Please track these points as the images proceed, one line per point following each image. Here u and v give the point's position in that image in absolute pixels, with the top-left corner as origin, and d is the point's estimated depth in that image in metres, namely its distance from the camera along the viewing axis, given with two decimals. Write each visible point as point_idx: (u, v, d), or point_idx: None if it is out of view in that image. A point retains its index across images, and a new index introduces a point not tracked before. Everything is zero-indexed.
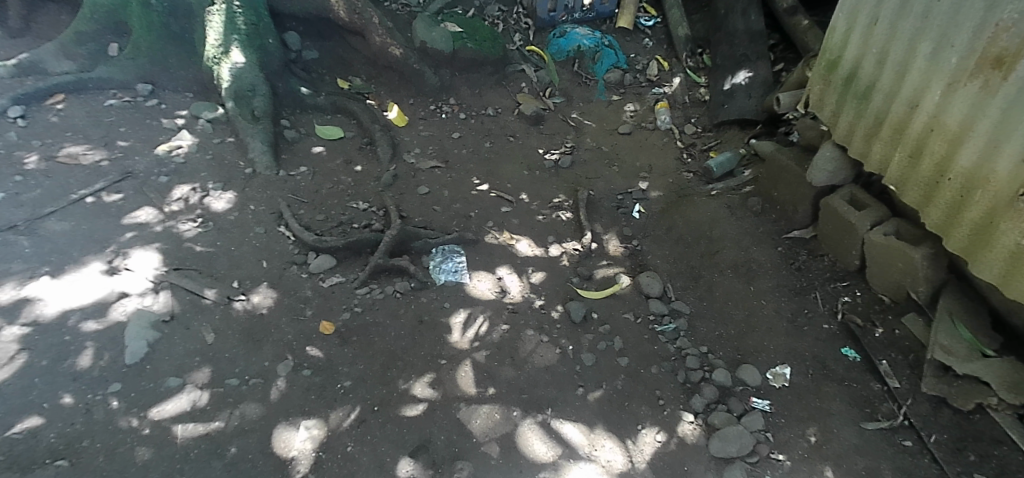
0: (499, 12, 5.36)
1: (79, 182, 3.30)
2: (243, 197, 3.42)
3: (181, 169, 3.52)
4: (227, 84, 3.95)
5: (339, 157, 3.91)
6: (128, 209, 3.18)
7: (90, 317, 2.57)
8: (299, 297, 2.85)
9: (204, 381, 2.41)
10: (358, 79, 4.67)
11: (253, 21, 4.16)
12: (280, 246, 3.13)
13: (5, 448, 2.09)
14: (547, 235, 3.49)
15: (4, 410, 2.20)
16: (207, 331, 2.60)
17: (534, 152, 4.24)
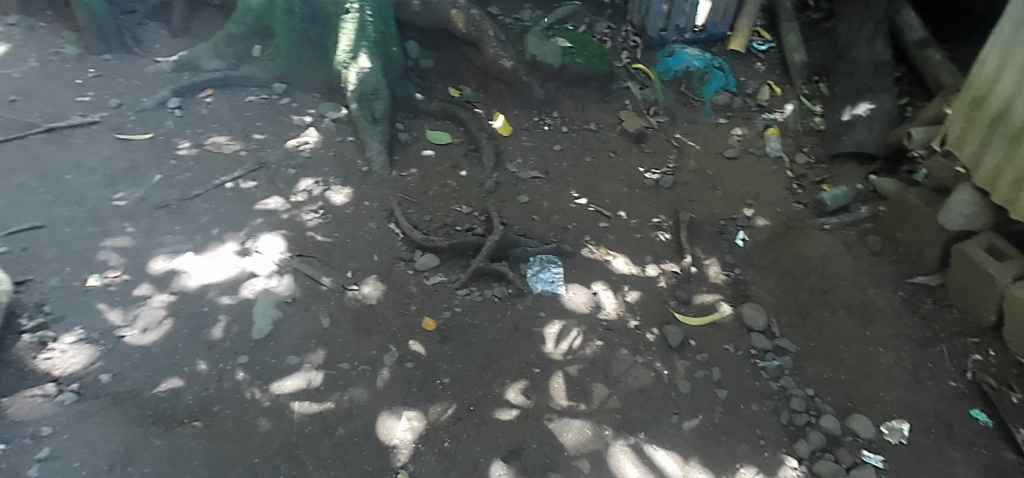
0: (608, 30, 5.39)
1: (221, 169, 3.63)
2: (359, 193, 3.62)
3: (307, 163, 3.79)
4: (352, 87, 4.21)
5: (446, 162, 4.05)
6: (260, 197, 3.46)
7: (226, 292, 2.82)
8: (404, 292, 2.98)
9: (319, 362, 2.58)
10: (468, 88, 4.80)
11: (381, 29, 4.40)
12: (389, 242, 3.28)
13: (152, 403, 2.32)
14: (645, 255, 3.44)
15: (151, 369, 2.44)
16: (323, 315, 2.79)
17: (635, 170, 4.20)
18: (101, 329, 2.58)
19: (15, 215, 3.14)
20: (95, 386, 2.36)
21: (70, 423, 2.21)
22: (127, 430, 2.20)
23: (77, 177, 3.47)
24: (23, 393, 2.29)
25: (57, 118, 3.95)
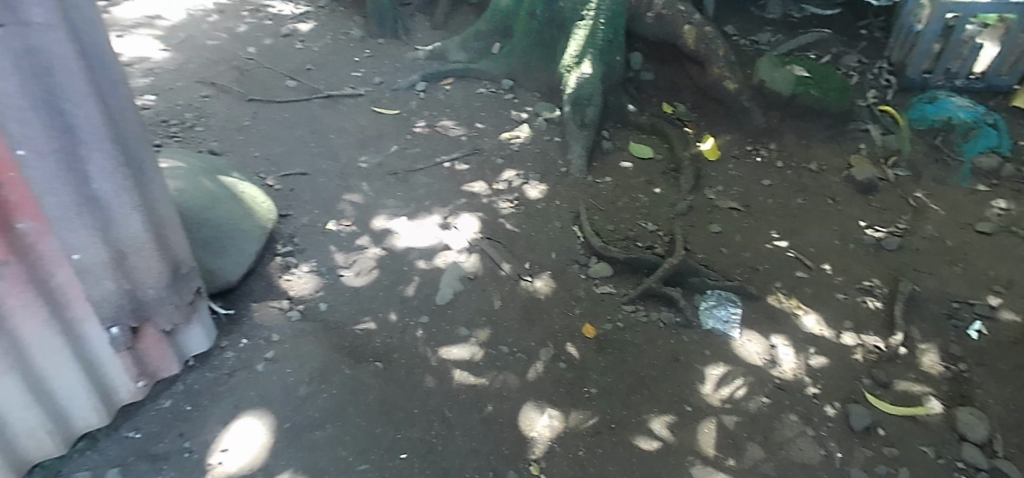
0: (857, 64, 4.84)
1: (444, 150, 4.09)
2: (553, 191, 3.76)
3: (514, 155, 4.05)
4: (570, 91, 4.36)
5: (642, 176, 4.01)
6: (469, 180, 3.81)
7: (424, 257, 3.15)
8: (573, 295, 3.03)
9: (483, 339, 2.74)
10: (682, 105, 4.69)
11: (609, 37, 4.47)
12: (569, 243, 3.36)
13: (352, 336, 2.61)
14: (844, 319, 3.06)
15: (355, 308, 2.79)
16: (496, 297, 2.96)
17: (853, 222, 3.75)
18: (328, 266, 3.03)
19: (292, 160, 3.91)
20: (315, 311, 2.72)
21: (292, 336, 2.51)
22: (331, 353, 2.46)
23: (339, 137, 4.20)
24: (266, 303, 2.68)
25: (335, 87, 4.80)
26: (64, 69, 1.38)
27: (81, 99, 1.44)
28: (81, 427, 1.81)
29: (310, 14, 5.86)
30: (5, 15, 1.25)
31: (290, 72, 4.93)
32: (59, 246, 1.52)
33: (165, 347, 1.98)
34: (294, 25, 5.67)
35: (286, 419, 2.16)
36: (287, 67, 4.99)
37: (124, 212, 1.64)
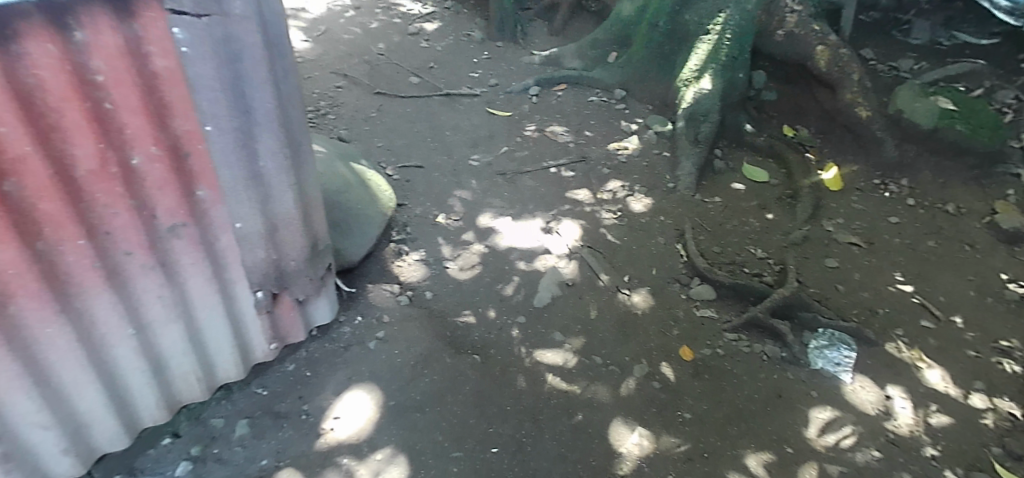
0: (1015, 100, 4.29)
1: (552, 155, 4.14)
2: (659, 207, 3.69)
3: (622, 166, 4.03)
4: (686, 105, 4.27)
5: (754, 200, 3.85)
6: (573, 187, 3.83)
7: (524, 258, 3.21)
8: (671, 314, 2.96)
9: (576, 347, 2.72)
10: (805, 130, 4.45)
11: (734, 54, 4.34)
12: (671, 261, 3.28)
13: (453, 327, 2.70)
14: (974, 379, 2.78)
15: (458, 300, 2.89)
16: (592, 307, 2.95)
17: (994, 274, 3.40)
18: (435, 257, 3.16)
19: (409, 152, 4.11)
20: (422, 298, 2.85)
21: (400, 319, 2.65)
22: (435, 342, 2.56)
23: (454, 134, 4.36)
24: (380, 285, 2.84)
25: (454, 85, 4.98)
26: (251, 57, 1.58)
27: (261, 84, 1.63)
28: (222, 378, 2.00)
29: (437, 14, 6.12)
30: (215, 7, 1.46)
31: (414, 69, 5.18)
32: (228, 214, 1.71)
33: (296, 315, 2.18)
34: (421, 24, 5.94)
35: (391, 398, 2.28)
36: (412, 64, 5.25)
37: (280, 188, 1.84)
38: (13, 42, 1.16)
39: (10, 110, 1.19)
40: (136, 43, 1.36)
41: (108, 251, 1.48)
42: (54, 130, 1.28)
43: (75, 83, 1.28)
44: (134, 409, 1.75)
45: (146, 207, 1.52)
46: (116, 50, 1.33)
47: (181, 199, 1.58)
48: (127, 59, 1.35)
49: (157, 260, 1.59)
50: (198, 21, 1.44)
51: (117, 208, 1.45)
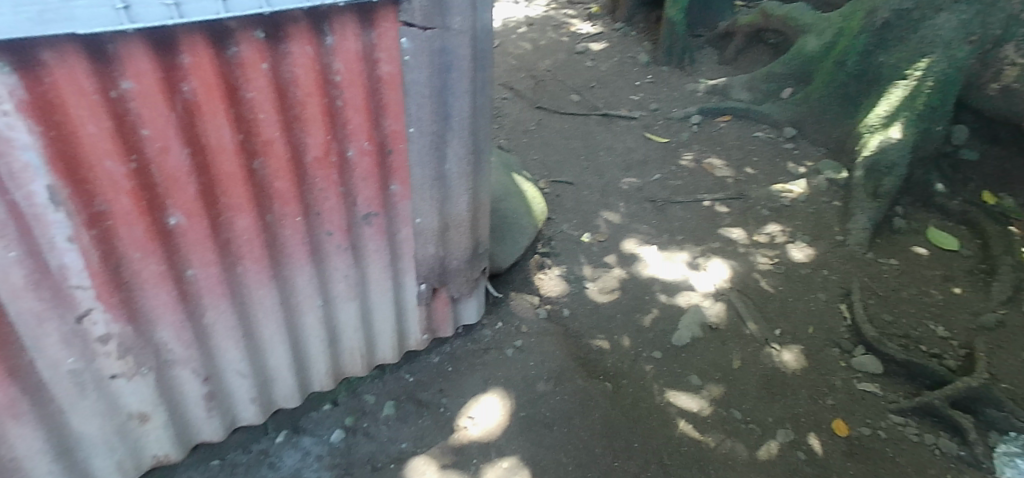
0: None
1: (707, 189, 3.98)
2: (823, 260, 3.37)
3: (784, 209, 3.76)
4: (868, 154, 3.88)
5: (940, 269, 3.40)
6: (727, 224, 3.65)
7: (666, 291, 3.10)
8: (826, 381, 2.68)
9: (714, 396, 2.55)
10: (1010, 199, 3.90)
11: (935, 104, 3.86)
12: (832, 322, 2.99)
13: (586, 350, 2.66)
14: None
15: (595, 323, 2.85)
16: (736, 356, 2.75)
17: None
18: (576, 275, 3.16)
19: (562, 168, 4.15)
20: (559, 314, 2.85)
21: (538, 332, 2.67)
22: (567, 361, 2.54)
23: (607, 155, 4.34)
24: (522, 294, 2.88)
25: (613, 106, 4.97)
26: (458, 68, 1.71)
27: (462, 94, 1.77)
28: (380, 357, 2.18)
29: (604, 35, 6.14)
30: (440, 22, 1.61)
31: (576, 87, 5.24)
32: (411, 209, 1.90)
33: (449, 310, 2.31)
34: (588, 43, 6.00)
35: (522, 409, 2.30)
36: (574, 82, 5.31)
37: (458, 191, 1.99)
38: (283, 42, 1.37)
39: (272, 99, 1.41)
40: (370, 49, 1.54)
41: (315, 229, 1.70)
42: (298, 120, 1.50)
43: (319, 80, 1.48)
44: (309, 370, 1.96)
45: (351, 196, 1.72)
46: (355, 54, 1.51)
47: (378, 191, 1.77)
48: (361, 63, 1.53)
49: (350, 243, 1.80)
50: (422, 33, 1.60)
51: (329, 192, 1.66)
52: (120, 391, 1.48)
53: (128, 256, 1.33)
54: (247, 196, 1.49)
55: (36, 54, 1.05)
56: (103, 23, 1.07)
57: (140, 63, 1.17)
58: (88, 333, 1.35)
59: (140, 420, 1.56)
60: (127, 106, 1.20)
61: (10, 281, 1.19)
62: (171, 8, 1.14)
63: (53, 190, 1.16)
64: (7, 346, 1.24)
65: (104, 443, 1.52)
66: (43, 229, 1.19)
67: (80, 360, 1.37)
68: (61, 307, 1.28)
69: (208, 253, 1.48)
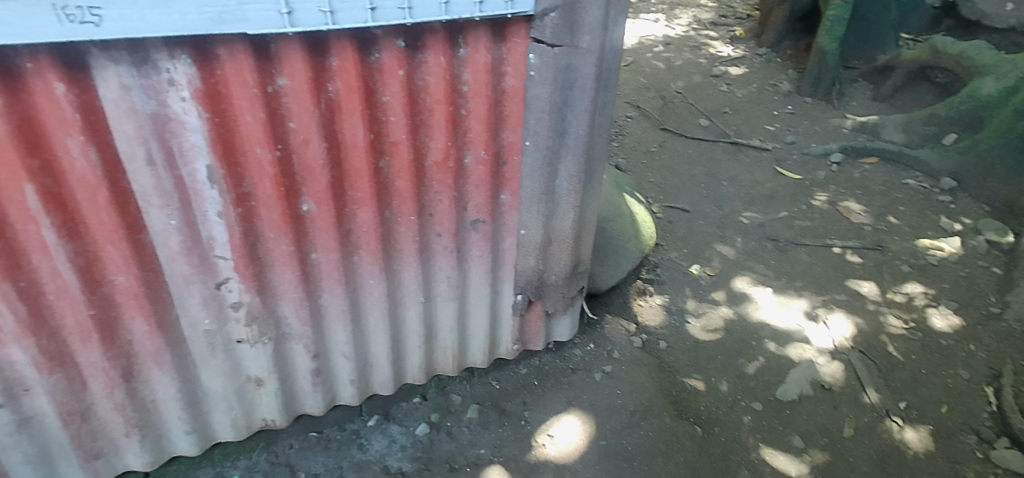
0: None
1: (839, 234, 3.67)
2: (970, 332, 2.98)
3: (928, 268, 3.38)
4: None
5: None
6: (857, 276, 3.34)
7: (777, 339, 2.89)
8: (955, 470, 2.37)
9: (817, 463, 2.34)
10: None
11: None
12: (973, 405, 2.63)
13: (680, 388, 2.55)
14: None
15: (693, 361, 2.72)
16: (849, 423, 2.50)
17: None
18: (678, 307, 3.03)
19: (680, 194, 4.02)
20: (655, 346, 2.75)
21: (631, 360, 2.59)
22: (658, 396, 2.44)
23: (730, 186, 4.14)
24: (619, 319, 2.81)
25: (744, 135, 4.73)
26: (582, 87, 1.68)
27: (582, 112, 1.74)
28: (471, 360, 2.23)
29: (745, 59, 5.86)
30: (568, 40, 1.58)
31: (707, 112, 5.04)
32: (517, 220, 1.92)
33: (542, 325, 2.31)
34: (725, 66, 5.76)
35: (603, 437, 2.23)
36: (705, 106, 5.12)
37: (565, 208, 1.97)
38: (421, 52, 1.45)
39: (403, 104, 1.49)
40: (499, 62, 1.57)
41: (426, 229, 1.77)
42: (423, 125, 1.57)
43: (448, 89, 1.54)
44: (404, 361, 2.05)
45: (462, 200, 1.78)
46: (484, 67, 1.55)
47: (488, 199, 1.81)
48: (489, 75, 1.57)
49: (456, 246, 1.86)
50: (550, 50, 1.59)
51: (443, 196, 1.73)
52: (243, 354, 1.62)
53: (264, 236, 1.46)
54: (370, 192, 1.58)
55: (212, 50, 1.18)
56: (268, 26, 1.16)
57: (296, 63, 1.28)
58: (224, 299, 1.50)
59: (256, 383, 1.71)
60: (280, 101, 1.31)
61: (170, 245, 1.35)
62: (327, 16, 1.21)
63: (212, 169, 1.30)
64: (161, 300, 1.41)
65: (225, 399, 1.68)
66: (200, 203, 1.33)
67: (215, 321, 1.52)
68: (206, 272, 1.43)
69: (331, 240, 1.58)
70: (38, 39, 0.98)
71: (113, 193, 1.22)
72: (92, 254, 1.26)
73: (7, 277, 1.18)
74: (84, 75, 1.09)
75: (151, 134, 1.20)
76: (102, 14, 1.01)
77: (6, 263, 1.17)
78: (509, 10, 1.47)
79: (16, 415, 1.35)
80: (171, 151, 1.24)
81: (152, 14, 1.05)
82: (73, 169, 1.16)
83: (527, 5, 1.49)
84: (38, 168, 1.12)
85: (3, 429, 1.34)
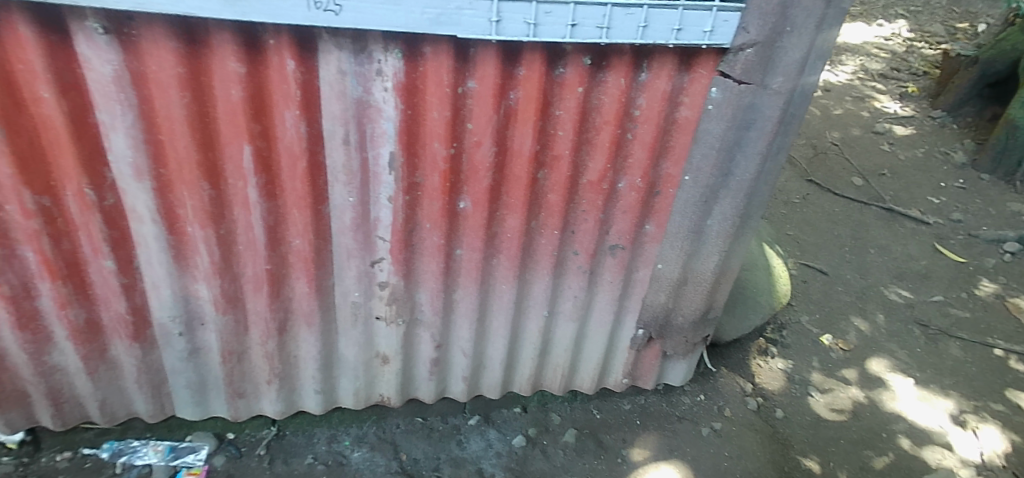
0: None
1: (1004, 334, 3.22)
2: None
3: None
4: None
5: None
6: (1020, 386, 2.92)
7: (912, 436, 2.58)
8: None
9: None
10: None
11: None
12: None
13: (793, 464, 2.33)
14: None
15: (811, 439, 2.48)
16: None
17: None
18: (801, 376, 2.79)
19: (819, 253, 3.71)
20: (770, 413, 2.54)
21: (741, 422, 2.43)
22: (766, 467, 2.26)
23: (879, 255, 3.77)
24: (734, 375, 2.64)
25: (903, 203, 4.29)
26: (760, 129, 1.59)
27: (753, 155, 1.65)
28: (578, 383, 2.19)
29: (914, 120, 5.32)
30: (759, 79, 1.50)
31: (864, 170, 4.63)
32: (657, 253, 1.85)
33: (656, 364, 2.21)
34: (891, 124, 5.26)
35: None
36: (862, 164, 4.70)
37: (710, 250, 1.86)
38: (603, 71, 1.43)
39: (575, 120, 1.49)
40: (677, 91, 1.52)
41: (565, 246, 1.76)
42: (588, 143, 1.56)
43: (620, 112, 1.51)
44: (515, 370, 2.06)
45: (607, 224, 1.75)
46: (662, 94, 1.51)
47: (633, 227, 1.76)
48: (665, 103, 1.52)
49: (590, 267, 1.83)
50: (736, 87, 1.51)
51: (590, 216, 1.70)
52: (378, 331, 1.74)
53: (421, 225, 1.56)
54: (523, 201, 1.60)
55: (420, 47, 1.26)
56: (477, 31, 1.21)
57: (488, 68, 1.33)
58: (374, 277, 1.61)
59: (382, 361, 1.82)
60: (465, 102, 1.37)
61: (343, 219, 1.47)
62: (530, 27, 1.24)
63: (393, 156, 1.40)
64: (324, 268, 1.55)
65: (354, 369, 1.81)
66: (377, 186, 1.44)
67: (362, 296, 1.64)
68: (366, 250, 1.55)
69: (478, 240, 1.63)
70: (286, 20, 1.10)
71: (309, 165, 1.35)
72: (280, 216, 1.42)
73: (212, 223, 1.38)
74: (313, 54, 1.22)
75: (352, 117, 1.32)
76: (343, 5, 1.11)
77: (214, 211, 1.36)
78: (706, 40, 1.40)
79: (190, 345, 1.60)
80: (364, 134, 1.35)
81: (382, 9, 1.14)
82: (284, 137, 1.30)
83: (725, 37, 1.43)
84: (257, 132, 1.28)
85: (177, 354, 1.60)
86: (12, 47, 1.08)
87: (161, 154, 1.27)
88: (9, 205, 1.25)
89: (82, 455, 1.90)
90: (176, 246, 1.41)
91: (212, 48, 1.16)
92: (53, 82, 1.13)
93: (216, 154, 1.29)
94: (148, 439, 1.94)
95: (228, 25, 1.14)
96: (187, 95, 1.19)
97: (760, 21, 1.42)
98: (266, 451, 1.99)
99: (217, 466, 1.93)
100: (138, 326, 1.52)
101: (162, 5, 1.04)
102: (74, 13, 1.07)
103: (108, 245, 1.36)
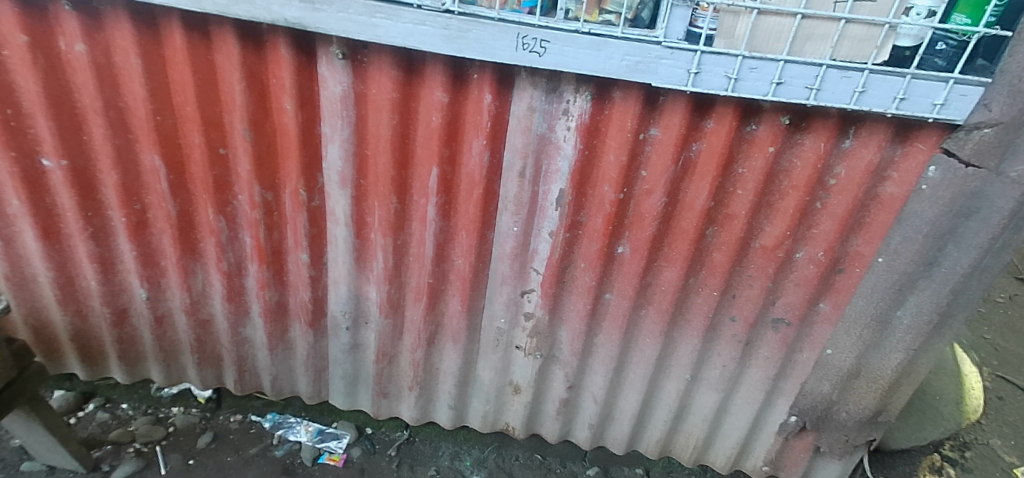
0: None
1: None
2: None
3: None
4: None
5: None
6: None
7: None
8: None
9: None
10: None
11: None
12: None
13: None
14: None
15: None
16: None
17: None
18: None
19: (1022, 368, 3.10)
20: None
21: None
22: None
23: None
24: None
25: None
26: (984, 219, 1.35)
27: (970, 247, 1.39)
28: (711, 458, 2.03)
29: None
30: (993, 163, 1.29)
31: None
32: (828, 337, 1.66)
33: (805, 458, 1.96)
34: None
35: None
36: None
37: (893, 346, 1.59)
38: (802, 133, 1.33)
39: (758, 182, 1.40)
40: (885, 165, 1.37)
41: (722, 311, 1.65)
42: (768, 207, 1.45)
43: (813, 179, 1.39)
44: (645, 429, 1.95)
45: (774, 295, 1.60)
46: (866, 166, 1.36)
47: (805, 303, 1.60)
48: (867, 175, 1.38)
49: (747, 338, 1.69)
50: (961, 169, 1.31)
51: (756, 282, 1.58)
52: (516, 360, 1.77)
53: (577, 264, 1.55)
54: (685, 255, 1.52)
55: (610, 91, 1.28)
56: (672, 81, 1.21)
57: (674, 118, 1.30)
58: (522, 306, 1.65)
59: (514, 390, 1.84)
60: (644, 149, 1.36)
61: (504, 246, 1.54)
62: (730, 81, 1.20)
63: (562, 194, 1.43)
64: (479, 290, 1.63)
65: (487, 392, 1.86)
66: (541, 219, 1.48)
67: (507, 323, 1.69)
68: (520, 279, 1.59)
69: (630, 288, 1.58)
70: (494, 58, 1.20)
71: (484, 193, 1.44)
72: (449, 235, 1.53)
73: (391, 233, 1.54)
74: (509, 91, 1.30)
75: (532, 152, 1.38)
76: (548, 47, 1.18)
77: (395, 222, 1.52)
78: (934, 113, 1.23)
79: (352, 340, 1.79)
80: (539, 169, 1.40)
81: (583, 53, 1.18)
82: (468, 164, 1.40)
83: (958, 113, 1.23)
84: (446, 157, 1.40)
85: (341, 346, 1.81)
86: (273, 65, 1.34)
87: (364, 167, 1.45)
88: (241, 195, 1.55)
89: (250, 420, 2.14)
90: (359, 249, 1.60)
91: (425, 78, 1.30)
92: (295, 96, 1.36)
93: (408, 173, 1.44)
94: (303, 418, 2.15)
95: (442, 59, 1.26)
96: (395, 117, 1.35)
97: (1008, 99, 1.20)
98: (396, 452, 2.09)
99: (353, 457, 2.07)
100: (314, 314, 1.74)
101: (394, 38, 1.20)
102: (323, 39, 1.28)
103: (306, 239, 1.59)
